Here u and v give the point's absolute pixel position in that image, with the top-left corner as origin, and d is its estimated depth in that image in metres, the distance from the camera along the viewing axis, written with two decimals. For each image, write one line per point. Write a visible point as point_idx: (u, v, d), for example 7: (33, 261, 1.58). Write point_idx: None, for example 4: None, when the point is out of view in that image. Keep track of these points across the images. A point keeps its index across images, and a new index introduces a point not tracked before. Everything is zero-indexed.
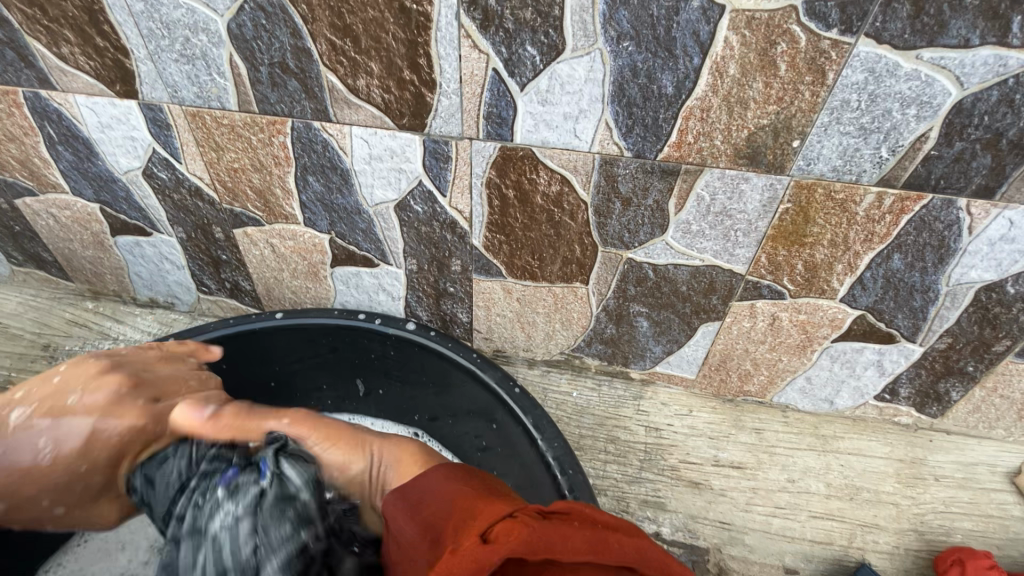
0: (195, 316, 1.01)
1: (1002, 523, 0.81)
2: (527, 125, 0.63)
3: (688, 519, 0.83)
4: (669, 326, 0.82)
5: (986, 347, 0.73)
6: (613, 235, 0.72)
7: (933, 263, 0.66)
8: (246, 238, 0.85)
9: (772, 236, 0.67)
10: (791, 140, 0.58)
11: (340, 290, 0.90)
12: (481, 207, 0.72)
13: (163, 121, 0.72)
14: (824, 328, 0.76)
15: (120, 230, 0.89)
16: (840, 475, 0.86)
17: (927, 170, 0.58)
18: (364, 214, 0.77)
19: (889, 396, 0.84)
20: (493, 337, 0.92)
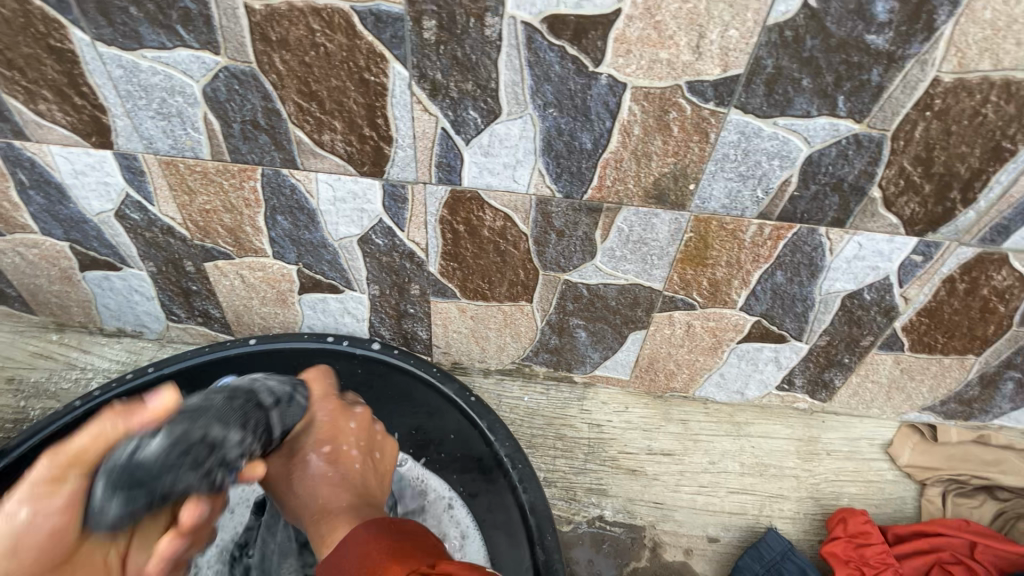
0: (165, 343, 1.06)
1: (879, 485, 0.99)
2: (473, 172, 0.74)
3: (627, 501, 0.96)
4: (604, 335, 0.95)
5: (855, 342, 0.90)
6: (551, 261, 0.84)
7: (807, 277, 0.81)
8: (216, 270, 0.92)
9: (681, 259, 0.81)
10: (688, 184, 0.72)
11: (307, 314, 0.97)
12: (435, 240, 0.83)
13: (137, 168, 0.78)
14: (730, 332, 0.91)
15: (89, 266, 0.93)
16: (751, 455, 1.01)
17: (793, 206, 0.73)
18: (330, 247, 0.86)
19: (787, 386, 1.00)
20: (451, 350, 1.02)
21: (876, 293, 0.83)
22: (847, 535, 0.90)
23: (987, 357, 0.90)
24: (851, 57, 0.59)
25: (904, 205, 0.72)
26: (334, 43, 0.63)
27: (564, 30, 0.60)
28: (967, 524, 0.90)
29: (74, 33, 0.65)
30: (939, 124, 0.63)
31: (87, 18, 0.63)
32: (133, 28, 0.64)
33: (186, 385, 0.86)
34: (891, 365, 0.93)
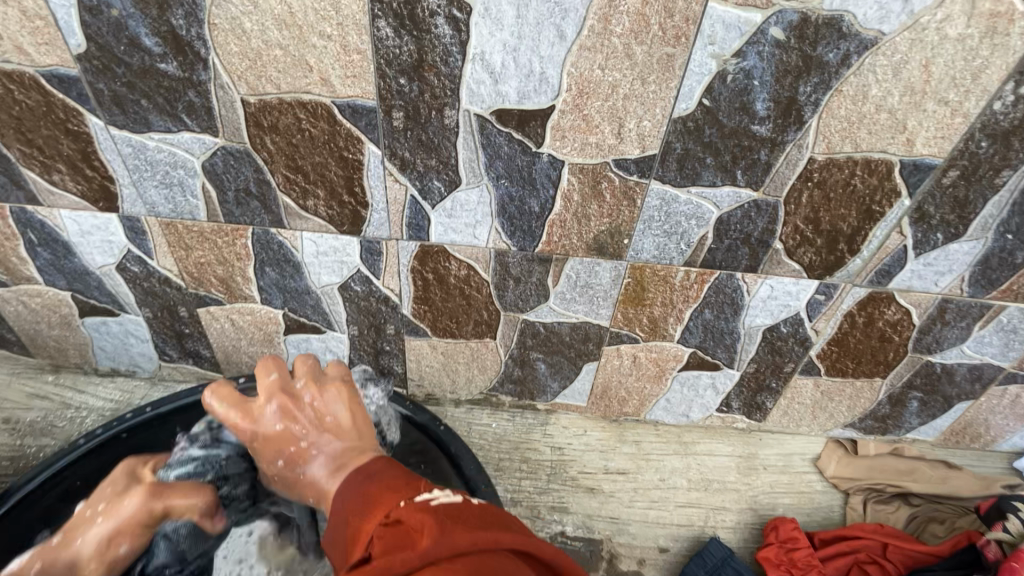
0: (156, 382, 1.14)
1: (809, 496, 1.11)
2: (439, 230, 0.85)
3: (586, 517, 1.06)
4: (561, 366, 1.06)
5: (779, 369, 1.03)
6: (511, 303, 0.95)
7: (731, 314, 0.94)
8: (208, 315, 1.01)
9: (623, 300, 0.93)
10: (622, 239, 0.85)
11: (291, 352, 1.06)
12: (408, 286, 0.93)
13: (139, 228, 0.88)
14: (671, 361, 1.03)
15: (88, 312, 1.02)
16: (697, 471, 1.13)
17: (712, 256, 0.86)
18: (313, 294, 0.96)
19: (726, 408, 1.12)
20: (425, 383, 1.12)
21: (791, 327, 0.96)
22: (778, 540, 1.01)
23: (892, 379, 1.04)
24: (742, 142, 0.73)
25: (803, 254, 0.85)
26: (317, 128, 0.74)
27: (510, 120, 0.72)
28: (882, 528, 1.03)
29: (90, 119, 0.75)
30: (820, 192, 0.77)
31: (103, 108, 0.74)
32: (142, 115, 0.74)
33: (179, 423, 0.93)
34: (812, 388, 1.06)
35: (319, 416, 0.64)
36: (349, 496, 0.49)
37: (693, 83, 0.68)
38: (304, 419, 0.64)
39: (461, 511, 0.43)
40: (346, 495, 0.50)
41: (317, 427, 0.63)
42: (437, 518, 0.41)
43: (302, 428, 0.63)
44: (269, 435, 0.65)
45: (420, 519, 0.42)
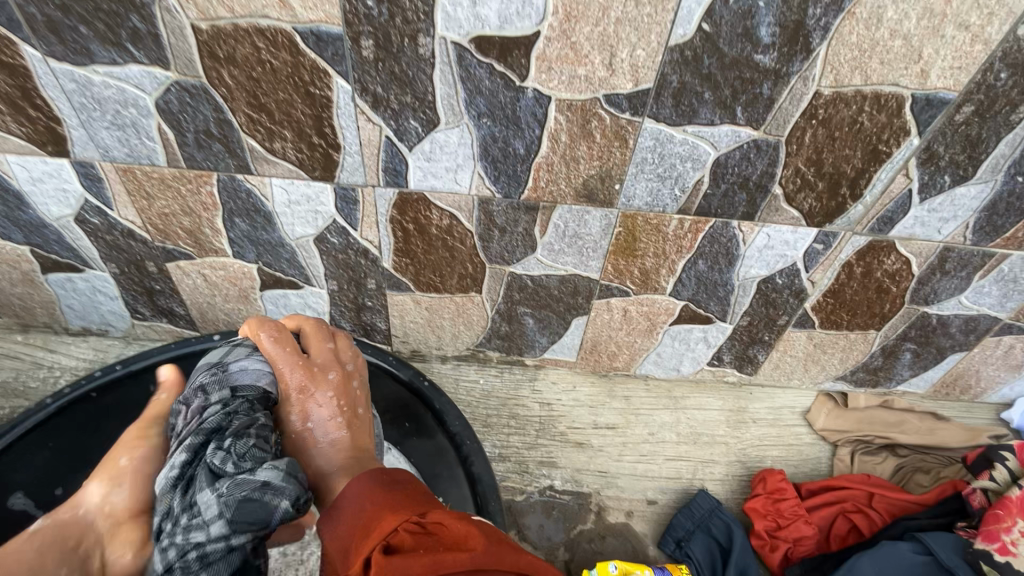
0: (130, 340, 1.10)
1: (798, 448, 1.11)
2: (418, 176, 0.80)
3: (574, 471, 1.06)
4: (550, 321, 1.03)
5: (773, 322, 1.00)
6: (496, 255, 0.91)
7: (726, 265, 0.90)
8: (178, 270, 0.96)
9: (613, 250, 0.89)
10: (613, 185, 0.80)
11: (269, 309, 1.03)
12: (387, 237, 0.88)
13: (94, 176, 0.82)
14: (663, 315, 1.00)
15: (50, 268, 0.96)
16: (686, 425, 1.12)
17: (707, 202, 0.82)
18: (287, 246, 0.91)
19: (717, 362, 1.10)
20: (410, 340, 1.09)
21: (786, 278, 0.93)
22: (766, 492, 1.02)
23: (886, 332, 1.02)
24: (744, 74, 0.67)
25: (802, 200, 0.81)
26: (279, 59, 0.67)
27: (491, 49, 0.66)
28: (869, 478, 1.03)
29: (24, 50, 0.68)
30: (824, 131, 0.72)
31: (38, 37, 0.66)
32: (83, 45, 0.67)
33: (152, 380, 0.90)
34: (805, 341, 1.04)
35: (355, 401, 0.71)
36: (374, 494, 0.52)
37: (693, 4, 0.61)
38: (346, 395, 0.71)
39: (495, 532, 0.47)
40: (364, 500, 0.52)
41: (352, 410, 0.70)
42: (483, 534, 0.46)
43: (337, 407, 0.68)
44: (312, 398, 0.69)
45: (466, 529, 0.45)
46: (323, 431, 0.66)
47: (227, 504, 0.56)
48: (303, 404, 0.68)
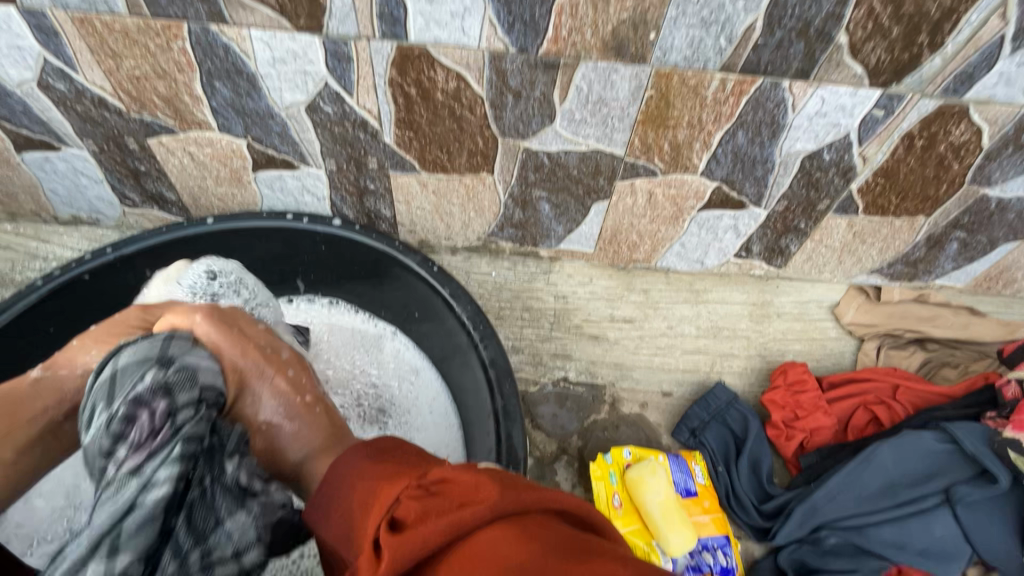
0: (125, 230, 1.05)
1: (822, 343, 1.07)
2: (419, 24, 0.68)
3: (589, 364, 1.03)
4: (567, 207, 0.95)
5: (812, 206, 0.92)
6: (510, 126, 0.81)
7: (768, 137, 0.80)
8: (162, 147, 0.87)
9: (642, 120, 0.79)
10: (648, 33, 0.68)
11: (265, 193, 0.96)
12: (388, 105, 0.79)
13: (48, 28, 0.71)
14: (691, 199, 0.92)
15: (25, 146, 0.88)
16: (707, 319, 1.07)
17: (757, 56, 0.70)
18: (277, 118, 0.81)
19: (745, 253, 1.03)
20: (417, 229, 1.03)
21: (835, 154, 0.82)
22: (785, 383, 0.99)
23: (936, 218, 0.93)
24: None
25: (870, 52, 0.69)
26: None
27: None
28: (895, 371, 1.00)
29: None
30: None
31: None
32: None
33: (148, 266, 0.86)
34: (845, 229, 0.96)
35: (315, 388, 0.71)
36: (366, 463, 0.49)
37: None
38: (306, 382, 0.72)
39: (502, 472, 0.44)
40: (356, 473, 0.48)
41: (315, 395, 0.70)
42: (487, 472, 0.42)
43: (297, 387, 0.69)
44: (272, 384, 0.68)
45: (470, 475, 0.42)
46: (295, 424, 0.65)
47: (263, 529, 0.53)
48: (262, 388, 0.67)
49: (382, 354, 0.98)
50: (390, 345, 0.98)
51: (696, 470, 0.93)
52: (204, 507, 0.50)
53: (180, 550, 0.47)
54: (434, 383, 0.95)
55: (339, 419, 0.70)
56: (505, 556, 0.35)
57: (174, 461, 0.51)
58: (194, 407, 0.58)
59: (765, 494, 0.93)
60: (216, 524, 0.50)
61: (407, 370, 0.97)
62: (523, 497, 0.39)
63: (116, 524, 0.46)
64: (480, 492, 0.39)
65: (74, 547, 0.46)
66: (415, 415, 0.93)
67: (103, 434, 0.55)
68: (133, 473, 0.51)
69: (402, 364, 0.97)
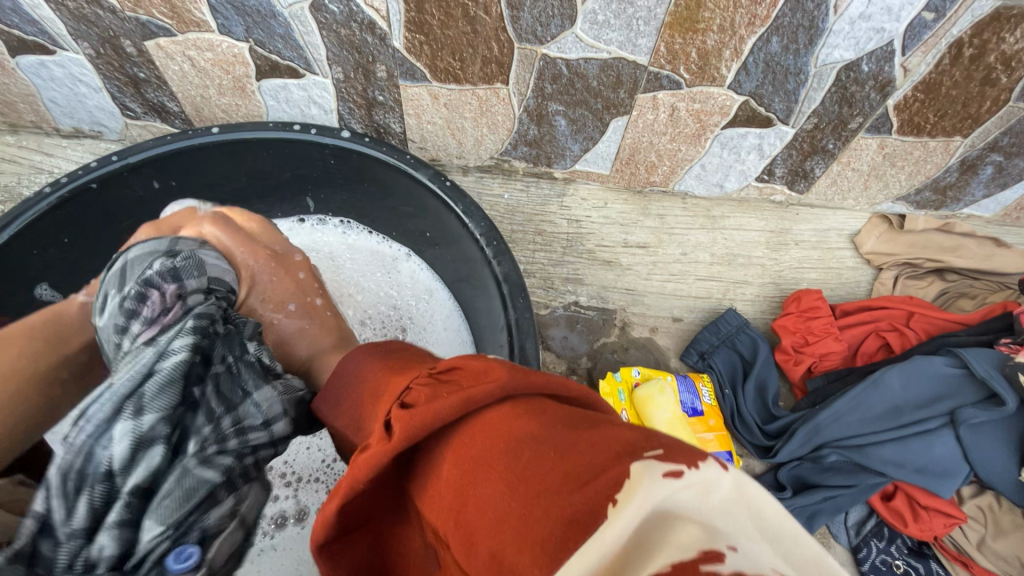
0: (129, 145, 1.02)
1: (838, 272, 1.05)
2: None
3: (601, 289, 1.03)
4: (584, 123, 0.91)
5: (843, 125, 0.87)
6: (527, 30, 0.76)
7: (804, 44, 0.74)
8: (161, 52, 0.83)
9: (670, 23, 0.73)
10: None
11: (271, 105, 0.92)
12: (396, 3, 0.73)
13: None
14: (715, 116, 0.87)
15: (18, 49, 0.84)
16: (722, 246, 1.06)
17: None
18: (280, 18, 0.77)
19: (767, 177, 1.00)
20: (427, 146, 1.00)
21: (874, 64, 0.77)
22: (798, 310, 0.98)
23: (974, 140, 0.87)
24: None
25: None
26: None
27: None
28: (911, 299, 0.99)
29: None
30: None
31: None
32: None
33: (155, 176, 0.85)
34: (875, 150, 0.92)
35: (323, 294, 0.78)
36: (374, 360, 0.49)
37: None
38: (314, 287, 0.79)
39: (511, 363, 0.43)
40: (363, 370, 0.49)
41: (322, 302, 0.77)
42: (496, 360, 0.42)
43: (306, 291, 0.77)
44: (284, 284, 0.75)
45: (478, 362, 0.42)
46: (305, 322, 0.72)
47: (287, 404, 0.59)
48: (276, 288, 0.75)
49: (398, 275, 0.99)
50: (406, 266, 0.99)
51: (702, 391, 0.95)
52: (227, 380, 0.56)
53: (212, 414, 0.52)
54: (447, 303, 0.95)
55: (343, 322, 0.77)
56: (514, 429, 0.35)
57: (188, 334, 0.56)
58: (202, 294, 0.64)
59: (769, 415, 0.95)
60: (241, 393, 0.56)
61: (422, 289, 0.97)
62: (531, 378, 0.39)
63: (138, 388, 0.50)
64: (488, 372, 0.39)
65: (100, 404, 0.49)
66: (431, 332, 0.95)
67: (118, 312, 0.59)
68: (147, 344, 0.56)
69: (417, 284, 0.98)
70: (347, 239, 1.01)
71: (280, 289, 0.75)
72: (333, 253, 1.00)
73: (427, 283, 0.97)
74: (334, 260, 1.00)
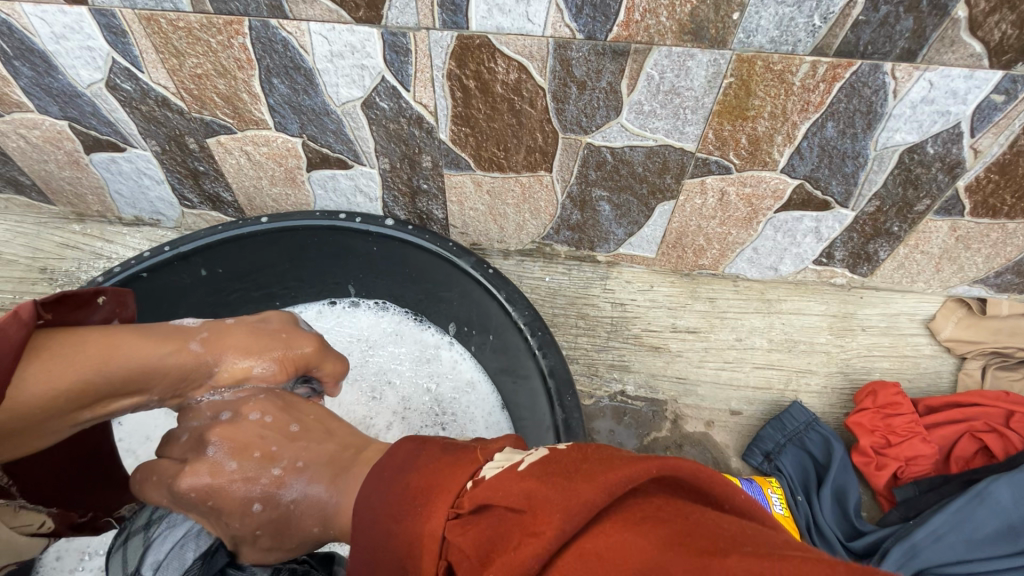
0: (183, 231, 1.06)
1: (913, 360, 0.96)
2: (481, 12, 0.64)
3: (649, 377, 0.96)
4: (629, 208, 0.90)
5: (908, 207, 0.82)
6: (572, 121, 0.76)
7: (862, 129, 0.72)
8: (221, 148, 0.88)
9: (718, 112, 0.72)
10: (731, 13, 0.62)
11: (318, 194, 0.95)
12: (444, 99, 0.75)
13: (117, 28, 0.71)
14: (768, 200, 0.84)
15: (93, 147, 0.90)
16: (780, 331, 0.98)
17: (856, 36, 0.62)
18: (333, 115, 0.80)
19: (826, 260, 0.94)
20: (469, 231, 1.00)
21: (941, 146, 0.72)
22: (875, 406, 0.88)
23: None
24: None
25: (993, 27, 0.59)
26: None
27: None
28: (1005, 395, 0.88)
29: None
30: None
31: None
32: None
33: (204, 265, 0.86)
34: (946, 233, 0.85)
35: (282, 435, 0.58)
36: (393, 492, 0.42)
37: None
38: (274, 429, 0.59)
39: (554, 463, 0.36)
40: (380, 508, 0.42)
41: (283, 454, 0.57)
42: (534, 478, 0.34)
43: (258, 481, 0.55)
44: (232, 489, 0.55)
45: (517, 490, 0.34)
46: (280, 499, 0.54)
47: None
48: (229, 474, 0.56)
49: (438, 365, 0.95)
50: (446, 354, 0.95)
51: (773, 498, 0.83)
52: None
53: None
54: (489, 397, 0.90)
55: (332, 447, 0.57)
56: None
57: None
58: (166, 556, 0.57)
59: (854, 530, 0.83)
60: None
61: (463, 380, 0.93)
62: (582, 490, 0.31)
63: None
64: (539, 519, 0.31)
65: None
66: (472, 427, 0.89)
67: None
68: None
69: (458, 376, 0.93)
70: (383, 324, 0.98)
71: (230, 490, 0.55)
72: (372, 341, 0.98)
73: (468, 373, 0.93)
74: (373, 348, 0.97)
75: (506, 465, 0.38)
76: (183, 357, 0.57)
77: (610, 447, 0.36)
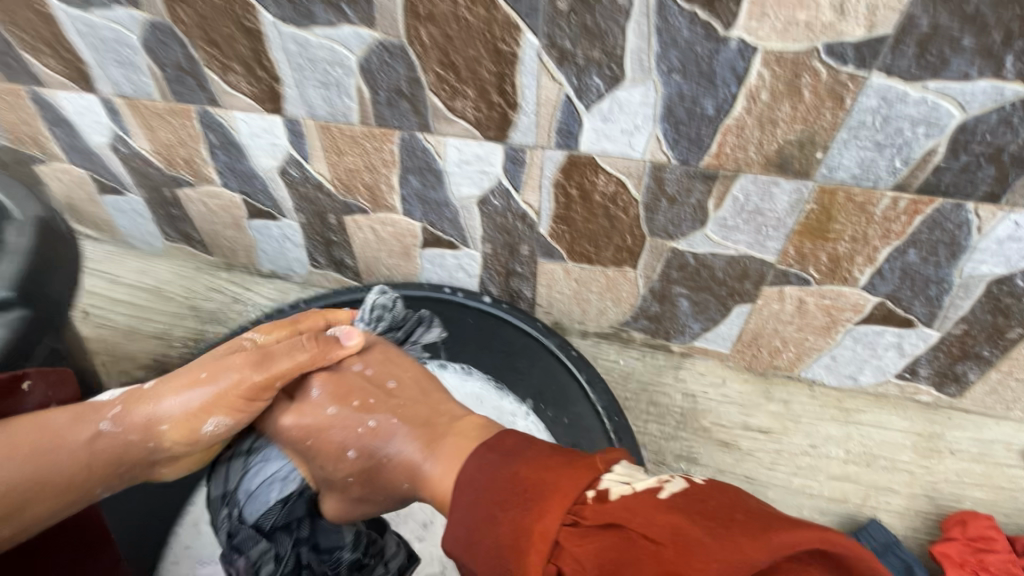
0: (306, 286, 1.24)
1: (1011, 493, 0.91)
2: (591, 138, 0.77)
3: (717, 472, 0.97)
4: (707, 306, 0.96)
5: (999, 334, 0.82)
6: (660, 228, 0.85)
7: (945, 258, 0.75)
8: (354, 224, 1.05)
9: (799, 231, 0.78)
10: (815, 152, 0.70)
11: (426, 268, 1.09)
12: (548, 203, 0.88)
13: (299, 131, 0.91)
14: (847, 312, 0.87)
15: (255, 215, 1.11)
16: (859, 443, 0.97)
17: (937, 178, 0.68)
18: (451, 206, 0.94)
19: (909, 375, 0.94)
20: (553, 310, 1.09)
21: None
22: (964, 538, 0.84)
23: None
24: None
25: None
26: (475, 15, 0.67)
27: None
28: None
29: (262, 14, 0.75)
30: None
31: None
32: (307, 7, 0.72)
33: None
34: None
35: (383, 409, 0.73)
36: (506, 474, 0.53)
37: None
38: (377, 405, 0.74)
39: (699, 508, 0.45)
40: (492, 490, 0.53)
41: (382, 421, 0.71)
42: (681, 518, 0.44)
43: (359, 435, 0.71)
44: (341, 444, 0.73)
45: (663, 522, 0.44)
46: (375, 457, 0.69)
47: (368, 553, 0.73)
48: (344, 436, 0.73)
49: None
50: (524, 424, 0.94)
51: None
52: None
53: None
54: None
55: (424, 418, 0.71)
56: None
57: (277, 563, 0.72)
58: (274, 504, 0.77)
59: None
60: None
61: None
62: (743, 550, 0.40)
63: None
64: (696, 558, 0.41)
65: None
66: None
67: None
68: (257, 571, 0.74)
69: None
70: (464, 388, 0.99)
71: (341, 444, 0.73)
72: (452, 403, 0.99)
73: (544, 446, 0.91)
74: None
75: (638, 490, 0.48)
76: (99, 436, 0.69)
77: (752, 505, 0.46)
